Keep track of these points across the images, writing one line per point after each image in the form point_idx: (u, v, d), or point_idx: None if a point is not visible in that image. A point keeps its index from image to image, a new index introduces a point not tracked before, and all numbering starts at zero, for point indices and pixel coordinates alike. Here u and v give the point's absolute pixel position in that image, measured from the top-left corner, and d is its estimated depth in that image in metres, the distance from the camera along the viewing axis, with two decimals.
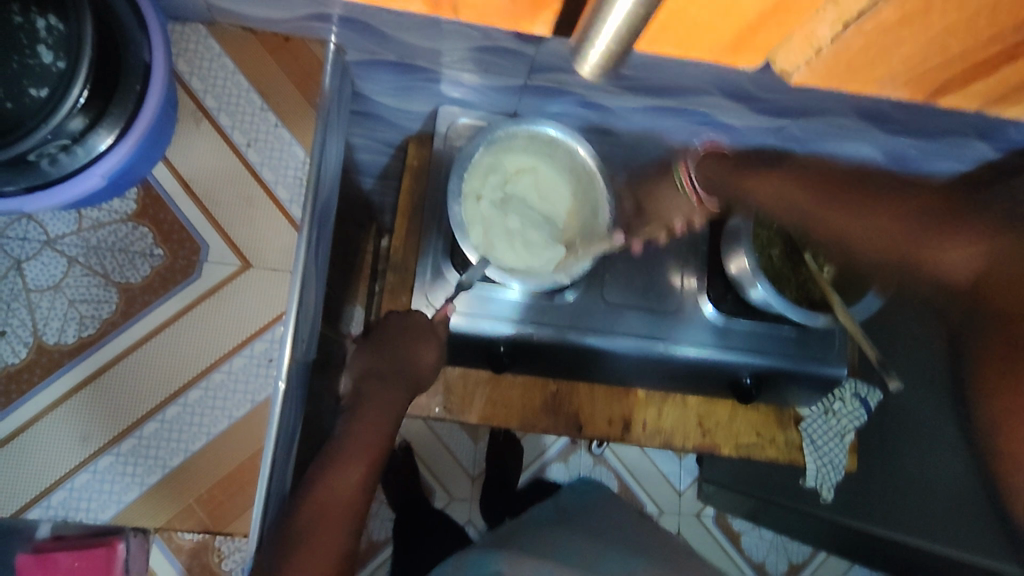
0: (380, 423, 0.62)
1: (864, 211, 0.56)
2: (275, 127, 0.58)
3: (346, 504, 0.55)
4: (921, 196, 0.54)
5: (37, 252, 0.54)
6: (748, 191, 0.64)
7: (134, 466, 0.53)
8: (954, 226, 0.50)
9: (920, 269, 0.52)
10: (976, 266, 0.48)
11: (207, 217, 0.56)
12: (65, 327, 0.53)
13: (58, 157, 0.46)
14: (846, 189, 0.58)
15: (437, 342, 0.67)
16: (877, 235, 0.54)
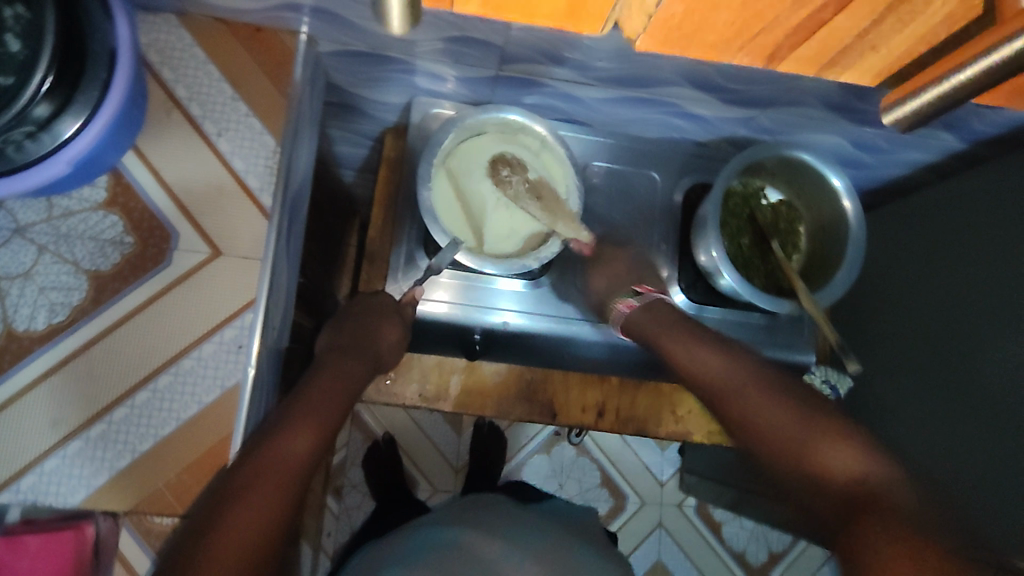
0: (336, 387, 0.52)
1: (768, 397, 0.50)
2: (246, 116, 0.59)
3: (292, 468, 0.43)
4: (817, 403, 0.49)
5: (8, 239, 0.54)
6: (677, 361, 0.58)
7: (105, 450, 0.54)
8: (840, 434, 0.46)
9: (808, 470, 0.46)
10: (864, 477, 0.43)
11: (175, 204, 0.57)
12: (36, 314, 0.54)
13: (24, 144, 0.46)
14: (766, 375, 0.52)
15: (402, 321, 0.62)
16: (777, 428, 0.49)
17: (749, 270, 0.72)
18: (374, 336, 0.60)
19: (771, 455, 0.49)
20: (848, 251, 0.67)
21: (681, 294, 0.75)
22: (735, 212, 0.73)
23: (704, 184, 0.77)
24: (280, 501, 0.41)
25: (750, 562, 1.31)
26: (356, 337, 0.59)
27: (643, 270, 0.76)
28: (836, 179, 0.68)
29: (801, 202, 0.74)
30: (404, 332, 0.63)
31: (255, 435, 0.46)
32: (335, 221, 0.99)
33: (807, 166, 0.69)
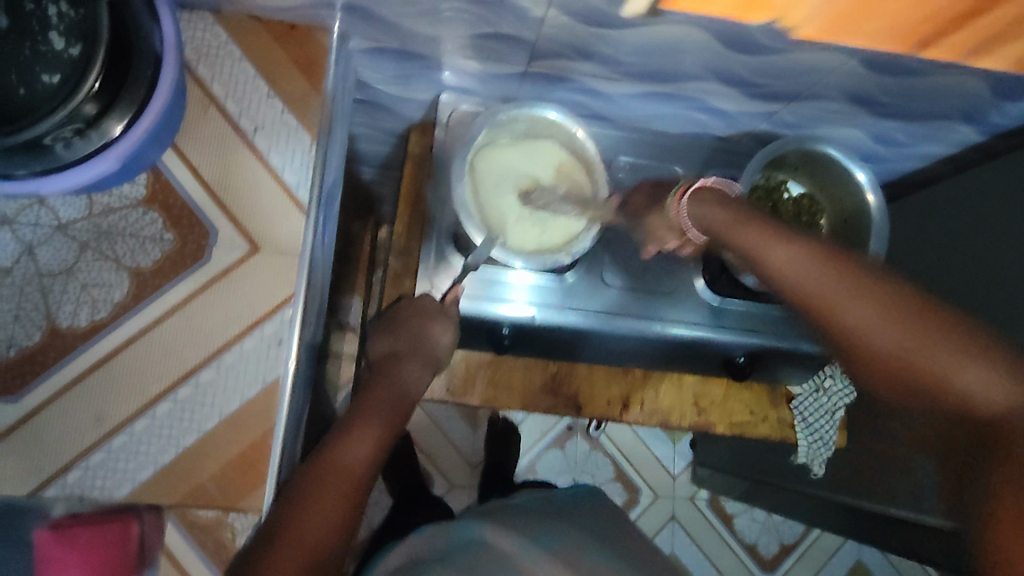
0: (393, 399, 0.58)
1: (869, 305, 0.46)
2: (281, 113, 0.59)
3: (354, 471, 0.49)
4: (854, 263, 0.48)
5: (49, 237, 0.55)
6: (766, 267, 0.52)
7: (149, 445, 0.54)
8: (966, 348, 0.43)
9: (842, 333, 0.47)
10: (1009, 401, 0.41)
11: (213, 201, 0.57)
12: (79, 310, 0.54)
13: (72, 141, 0.47)
14: (780, 238, 0.51)
15: (449, 323, 0.65)
16: (878, 337, 0.45)
17: None
18: (426, 340, 0.63)
19: (827, 342, 0.49)
20: (873, 244, 0.68)
21: (704, 286, 0.76)
22: (760, 206, 0.73)
23: (728, 178, 0.79)
24: (344, 503, 0.48)
25: (762, 554, 1.32)
26: (410, 342, 0.63)
27: (666, 263, 0.77)
28: (859, 172, 0.69)
29: (824, 195, 0.75)
30: (455, 335, 0.65)
31: (322, 442, 0.52)
32: (354, 218, 1.00)
33: (831, 159, 0.70)
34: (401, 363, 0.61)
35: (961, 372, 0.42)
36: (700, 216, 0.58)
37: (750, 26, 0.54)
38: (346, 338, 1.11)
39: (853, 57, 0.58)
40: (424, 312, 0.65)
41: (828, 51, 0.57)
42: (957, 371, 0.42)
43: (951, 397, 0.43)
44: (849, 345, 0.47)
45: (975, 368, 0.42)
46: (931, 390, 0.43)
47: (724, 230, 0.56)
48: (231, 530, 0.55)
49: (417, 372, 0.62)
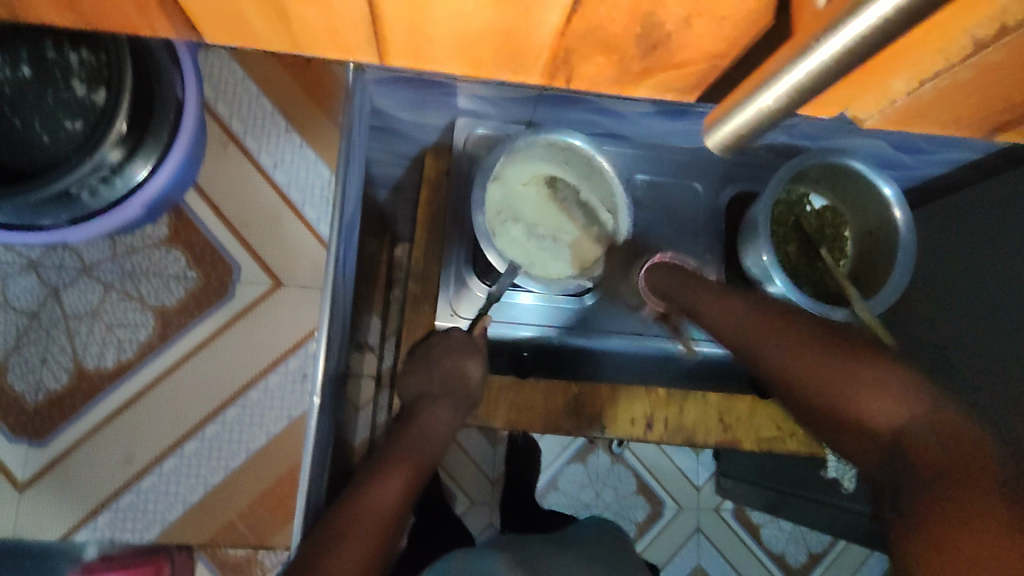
0: (422, 439, 0.64)
1: (806, 342, 0.51)
2: (299, 147, 0.60)
3: (384, 510, 0.56)
4: (859, 343, 0.48)
5: (74, 279, 0.55)
6: (700, 313, 0.61)
7: (157, 503, 0.54)
8: (884, 375, 0.45)
9: (845, 414, 0.46)
10: (906, 416, 0.42)
11: (233, 236, 0.58)
12: (105, 351, 0.55)
13: (97, 188, 0.48)
14: (838, 355, 0.48)
15: (482, 355, 0.69)
16: (794, 361, 0.51)
17: (798, 277, 0.73)
18: (462, 376, 0.67)
19: (817, 414, 0.49)
20: (898, 256, 0.67)
21: None
22: (782, 221, 0.73)
23: (747, 192, 0.79)
24: (375, 538, 0.54)
25: (790, 563, 1.31)
26: (447, 380, 0.67)
27: (688, 277, 0.77)
28: (886, 186, 0.68)
29: (846, 206, 0.74)
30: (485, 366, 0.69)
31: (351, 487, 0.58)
32: (371, 239, 1.00)
33: (854, 172, 0.69)
34: (440, 405, 0.67)
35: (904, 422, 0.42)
36: (658, 282, 0.68)
37: None
38: (364, 359, 1.11)
39: None
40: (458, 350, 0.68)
41: None
42: (933, 430, 0.40)
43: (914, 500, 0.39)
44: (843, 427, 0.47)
45: (945, 428, 0.40)
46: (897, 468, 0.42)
47: (691, 300, 0.63)
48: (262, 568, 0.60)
49: (451, 416, 0.67)
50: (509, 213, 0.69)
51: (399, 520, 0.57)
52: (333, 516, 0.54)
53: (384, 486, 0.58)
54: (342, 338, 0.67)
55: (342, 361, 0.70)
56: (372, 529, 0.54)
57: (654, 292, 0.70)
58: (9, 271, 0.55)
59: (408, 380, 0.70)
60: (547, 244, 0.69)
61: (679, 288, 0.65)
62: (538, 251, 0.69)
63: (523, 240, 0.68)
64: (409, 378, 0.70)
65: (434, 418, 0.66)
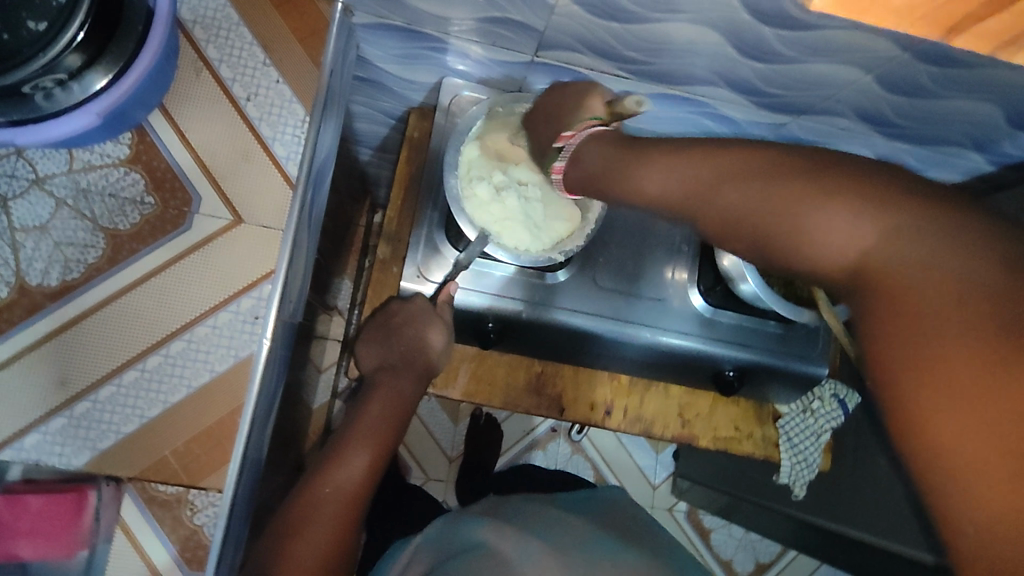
0: (385, 415, 0.68)
1: (719, 165, 0.40)
2: (274, 81, 0.59)
3: (347, 488, 0.64)
4: (773, 152, 0.39)
5: (25, 189, 0.53)
6: (630, 186, 0.46)
7: (88, 429, 0.53)
8: (835, 189, 0.34)
9: (787, 248, 0.36)
10: (864, 238, 0.33)
11: (197, 165, 0.57)
12: (49, 270, 0.53)
13: (53, 92, 0.48)
14: (774, 186, 0.37)
15: (444, 325, 0.67)
16: (755, 215, 0.37)
17: (770, 277, 0.72)
18: (419, 344, 0.67)
19: (763, 245, 0.37)
20: None
21: (699, 298, 0.74)
22: None
23: None
24: (335, 520, 0.62)
25: (736, 570, 1.31)
26: (402, 356, 0.68)
27: (661, 271, 0.75)
28: None
29: None
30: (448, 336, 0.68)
31: (321, 460, 0.66)
32: (348, 199, 0.97)
33: None
34: (396, 377, 0.68)
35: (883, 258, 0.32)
36: (583, 145, 0.55)
37: (765, 31, 0.53)
38: (332, 322, 1.09)
39: (869, 72, 0.57)
40: (418, 318, 0.67)
41: (842, 65, 0.57)
42: (916, 255, 0.31)
43: (925, 382, 0.30)
44: (798, 255, 0.36)
45: (920, 238, 0.31)
46: (882, 290, 0.32)
47: (603, 171, 0.50)
48: (190, 507, 0.56)
49: (408, 388, 0.68)
50: (488, 175, 0.66)
51: (366, 490, 0.65)
52: (294, 503, 0.62)
53: (348, 465, 0.65)
54: (302, 288, 0.65)
55: (302, 310, 0.69)
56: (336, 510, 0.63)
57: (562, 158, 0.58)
58: None
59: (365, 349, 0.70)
60: (519, 214, 0.65)
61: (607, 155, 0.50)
62: (508, 220, 0.66)
63: (494, 203, 0.65)
64: (362, 345, 0.71)
65: (392, 393, 0.68)
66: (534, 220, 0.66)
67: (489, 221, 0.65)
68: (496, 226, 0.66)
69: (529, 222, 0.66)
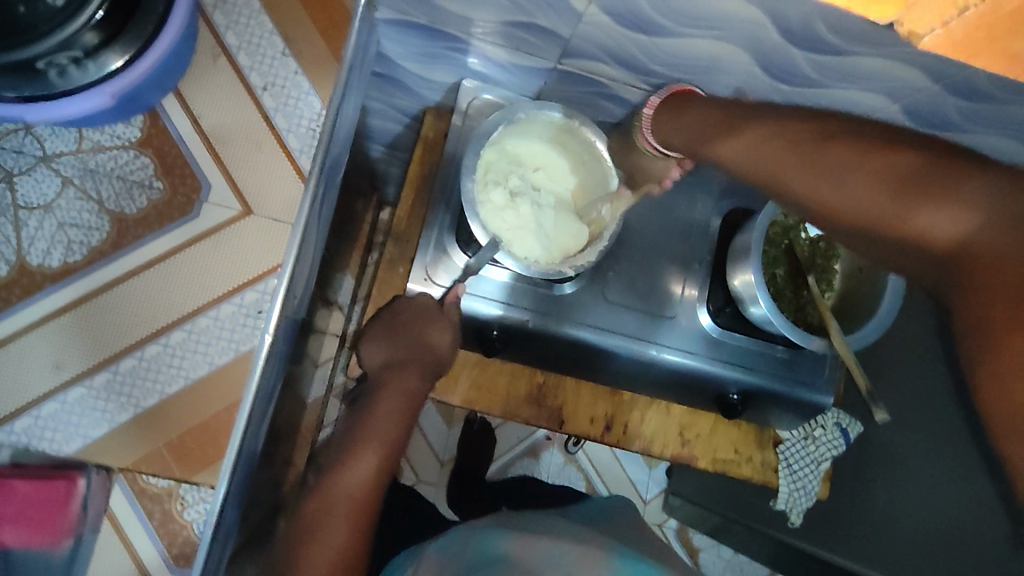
0: (394, 412, 0.66)
1: (852, 165, 0.49)
2: (296, 83, 0.83)
3: (355, 489, 0.63)
4: (916, 147, 0.48)
5: (33, 168, 0.79)
6: (721, 159, 0.56)
7: (136, 389, 0.79)
8: (954, 186, 0.45)
9: (899, 238, 0.47)
10: (959, 228, 0.44)
11: (213, 163, 0.81)
12: (51, 250, 0.79)
13: (66, 69, 0.64)
14: (888, 183, 0.47)
15: (450, 324, 0.66)
16: (828, 204, 0.50)
17: (780, 300, 0.71)
18: (422, 346, 0.66)
19: (869, 233, 0.49)
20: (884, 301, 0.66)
21: (707, 318, 0.73)
22: (773, 242, 0.72)
23: (744, 209, 0.76)
24: (348, 520, 0.62)
25: None
26: (409, 352, 0.66)
27: (671, 288, 0.74)
28: None
29: None
30: (455, 337, 0.66)
31: (334, 460, 0.65)
32: (357, 194, 0.96)
33: None
34: (401, 374, 0.66)
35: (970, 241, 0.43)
36: (665, 129, 0.62)
37: (795, 53, 0.52)
38: (332, 317, 1.08)
39: (895, 102, 0.56)
40: (422, 319, 0.66)
41: (869, 92, 0.56)
42: (990, 237, 0.42)
43: (961, 322, 0.43)
44: (904, 239, 0.47)
45: (1005, 231, 0.42)
46: (964, 268, 0.43)
47: (695, 134, 0.58)
48: (179, 503, 0.81)
49: (415, 386, 0.67)
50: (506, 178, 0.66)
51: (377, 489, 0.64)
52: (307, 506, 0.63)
53: (356, 466, 0.64)
54: (306, 284, 0.64)
55: (305, 306, 0.68)
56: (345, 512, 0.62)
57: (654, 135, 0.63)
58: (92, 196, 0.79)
59: (371, 344, 0.68)
60: (530, 222, 0.65)
61: (697, 123, 0.58)
62: (520, 226, 0.65)
63: (509, 206, 0.65)
64: (369, 339, 0.68)
65: (399, 390, 0.66)
66: (546, 229, 0.65)
67: (500, 223, 0.64)
68: (506, 230, 0.64)
69: (540, 230, 0.65)
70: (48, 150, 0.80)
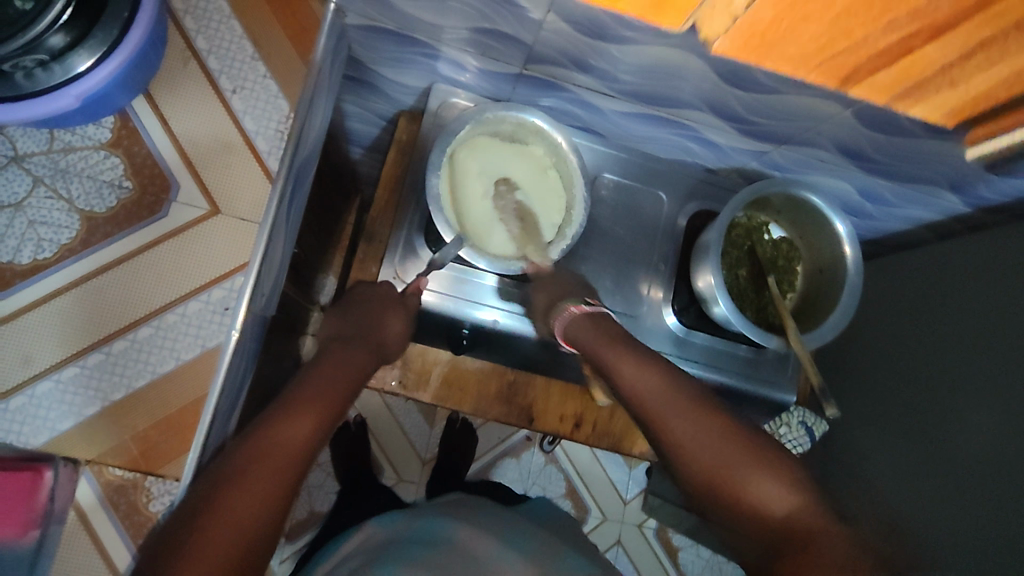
0: (341, 375, 0.59)
1: (692, 419, 0.54)
2: (272, 92, 0.84)
3: (291, 450, 0.51)
4: (755, 437, 0.53)
5: (7, 166, 0.81)
6: (619, 373, 0.59)
7: (101, 382, 0.81)
8: (767, 464, 0.51)
9: (729, 500, 0.51)
10: (789, 507, 0.48)
11: (185, 167, 0.84)
12: (21, 248, 0.81)
13: (34, 72, 0.67)
14: (725, 442, 0.52)
15: (406, 312, 0.66)
16: (704, 461, 0.52)
17: (743, 302, 0.73)
18: (377, 329, 0.65)
19: (704, 485, 0.52)
20: (841, 300, 0.68)
21: (672, 316, 0.76)
22: (737, 243, 0.73)
23: (710, 211, 0.79)
24: (278, 481, 0.49)
25: None
26: (360, 325, 0.64)
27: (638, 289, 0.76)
28: (840, 224, 0.69)
29: (802, 243, 0.75)
30: (407, 326, 0.67)
31: (258, 418, 0.53)
32: (336, 196, 0.98)
33: (812, 207, 0.70)
34: (349, 346, 0.62)
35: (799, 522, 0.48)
36: (581, 331, 0.63)
37: (746, 61, 0.54)
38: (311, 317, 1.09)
39: (847, 108, 0.58)
40: (384, 303, 0.67)
41: (820, 98, 0.57)
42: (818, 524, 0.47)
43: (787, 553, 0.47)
44: (726, 503, 0.51)
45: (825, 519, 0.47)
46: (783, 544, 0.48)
47: (600, 354, 0.60)
48: (146, 495, 0.85)
49: (364, 360, 0.62)
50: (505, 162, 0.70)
51: (312, 458, 0.53)
52: (228, 457, 0.49)
53: (293, 423, 0.52)
54: (276, 281, 0.66)
55: (276, 304, 0.69)
56: (277, 471, 0.49)
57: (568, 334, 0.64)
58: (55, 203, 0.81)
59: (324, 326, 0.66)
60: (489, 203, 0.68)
61: (587, 334, 0.62)
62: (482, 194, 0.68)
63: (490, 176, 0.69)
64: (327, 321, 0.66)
65: (347, 356, 0.61)
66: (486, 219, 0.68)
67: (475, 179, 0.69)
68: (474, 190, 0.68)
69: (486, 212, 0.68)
70: (20, 150, 0.81)
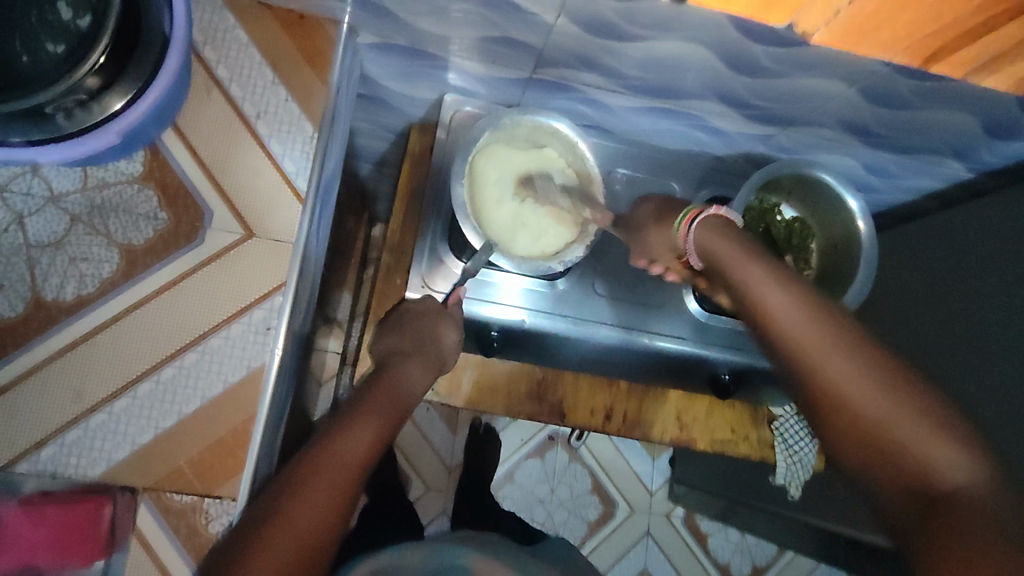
0: (393, 391, 0.61)
1: (845, 356, 0.46)
2: (269, 80, 0.63)
3: (353, 463, 0.53)
4: (911, 379, 0.45)
5: (38, 206, 0.57)
6: (747, 294, 0.53)
7: (106, 440, 0.56)
8: (939, 414, 0.43)
9: (899, 456, 0.43)
10: (970, 478, 0.40)
11: (207, 180, 0.61)
12: (68, 284, 0.57)
13: (73, 112, 0.53)
14: (888, 389, 0.45)
15: (454, 321, 0.68)
16: (857, 395, 0.45)
17: None
18: (434, 343, 0.67)
19: (855, 438, 0.45)
20: (860, 270, 0.70)
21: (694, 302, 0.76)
22: (754, 225, 0.75)
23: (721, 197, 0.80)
24: (343, 488, 0.51)
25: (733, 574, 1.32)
26: (416, 342, 0.66)
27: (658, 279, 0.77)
28: (852, 200, 0.71)
29: (814, 220, 0.77)
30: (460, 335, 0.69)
31: (320, 433, 0.55)
32: (348, 214, 0.99)
33: (823, 184, 0.72)
34: (406, 362, 0.65)
35: (980, 493, 0.40)
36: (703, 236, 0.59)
37: (753, 48, 0.56)
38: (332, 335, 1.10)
39: (852, 85, 0.60)
40: (430, 314, 0.68)
41: (825, 77, 0.59)
42: (1000, 503, 0.39)
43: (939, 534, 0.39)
44: (889, 462, 0.44)
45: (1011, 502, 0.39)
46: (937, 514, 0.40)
47: (723, 259, 0.56)
48: (205, 514, 0.57)
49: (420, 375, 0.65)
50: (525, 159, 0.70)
51: (369, 471, 0.55)
52: (295, 465, 0.51)
53: (353, 437, 0.54)
54: (309, 297, 0.67)
55: (308, 323, 0.70)
56: (340, 478, 0.51)
57: (692, 241, 0.60)
58: (34, 207, 0.57)
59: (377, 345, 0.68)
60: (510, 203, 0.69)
61: (725, 246, 0.56)
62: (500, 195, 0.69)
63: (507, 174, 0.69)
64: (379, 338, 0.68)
65: (407, 374, 0.64)
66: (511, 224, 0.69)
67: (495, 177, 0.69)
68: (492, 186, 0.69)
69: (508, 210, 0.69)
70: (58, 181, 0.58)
